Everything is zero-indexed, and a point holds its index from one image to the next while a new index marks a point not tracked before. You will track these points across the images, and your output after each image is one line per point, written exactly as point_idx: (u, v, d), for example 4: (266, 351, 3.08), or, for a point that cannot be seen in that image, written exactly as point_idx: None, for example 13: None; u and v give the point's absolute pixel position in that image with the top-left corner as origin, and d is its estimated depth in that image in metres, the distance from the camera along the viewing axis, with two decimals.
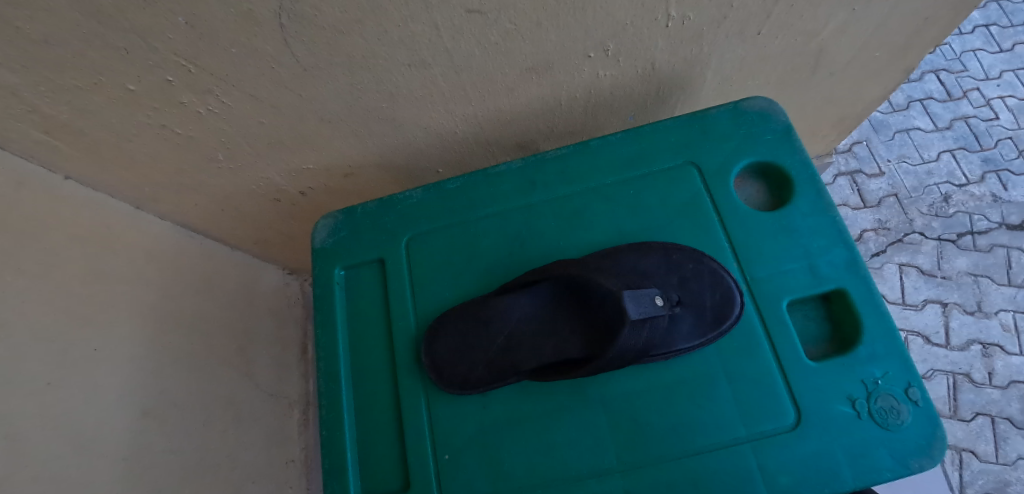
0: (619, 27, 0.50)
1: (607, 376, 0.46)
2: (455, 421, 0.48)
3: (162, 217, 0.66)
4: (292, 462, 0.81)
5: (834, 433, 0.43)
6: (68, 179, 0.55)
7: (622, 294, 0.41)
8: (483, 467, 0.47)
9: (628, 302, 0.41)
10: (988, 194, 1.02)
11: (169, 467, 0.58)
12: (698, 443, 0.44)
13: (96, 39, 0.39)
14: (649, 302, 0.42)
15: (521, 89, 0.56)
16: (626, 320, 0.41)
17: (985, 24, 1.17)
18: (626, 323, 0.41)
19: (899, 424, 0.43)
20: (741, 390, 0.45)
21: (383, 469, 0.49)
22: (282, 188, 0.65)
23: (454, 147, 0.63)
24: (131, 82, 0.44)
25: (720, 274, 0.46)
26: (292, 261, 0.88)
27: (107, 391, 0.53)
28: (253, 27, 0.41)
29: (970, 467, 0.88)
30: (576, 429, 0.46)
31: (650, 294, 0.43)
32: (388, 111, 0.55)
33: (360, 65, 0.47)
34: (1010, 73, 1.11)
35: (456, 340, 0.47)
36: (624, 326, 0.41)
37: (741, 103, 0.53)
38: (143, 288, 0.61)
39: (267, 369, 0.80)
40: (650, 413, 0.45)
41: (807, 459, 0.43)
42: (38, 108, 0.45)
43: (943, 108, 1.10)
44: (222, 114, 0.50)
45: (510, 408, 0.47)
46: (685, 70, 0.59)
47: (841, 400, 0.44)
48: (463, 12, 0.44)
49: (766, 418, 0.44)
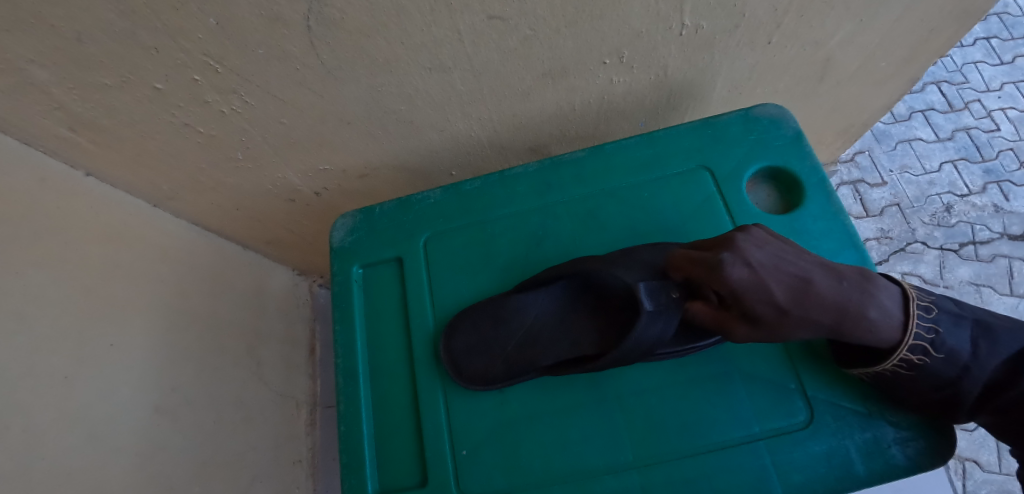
0: (634, 35, 0.51)
1: (622, 374, 0.47)
2: (470, 416, 0.49)
3: (178, 216, 0.66)
4: (299, 463, 0.80)
5: (847, 429, 0.44)
6: (89, 176, 0.56)
7: (639, 285, 0.42)
8: (500, 463, 0.47)
9: (643, 295, 0.42)
10: (990, 204, 1.03)
11: (179, 464, 0.58)
12: (712, 439, 0.45)
13: (127, 38, 0.41)
14: (665, 295, 0.43)
15: (537, 94, 0.57)
16: (643, 312, 0.42)
17: (987, 36, 1.19)
18: (644, 313, 0.42)
19: (911, 420, 0.44)
20: (754, 387, 0.46)
21: (401, 465, 0.50)
22: (297, 188, 0.66)
23: (467, 150, 0.64)
24: (159, 81, 0.45)
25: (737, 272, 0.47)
26: (302, 263, 0.89)
27: (122, 386, 0.54)
28: (281, 28, 0.42)
29: (973, 476, 0.89)
30: (592, 426, 0.46)
31: (667, 286, 0.43)
32: (406, 114, 0.56)
33: (382, 68, 0.48)
34: (1010, 85, 1.13)
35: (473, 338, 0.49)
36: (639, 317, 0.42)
37: (751, 110, 0.54)
38: (158, 285, 0.61)
39: (276, 369, 0.80)
40: (665, 410, 0.46)
41: (821, 455, 0.44)
42: (66, 105, 0.46)
43: (944, 119, 1.11)
44: (244, 114, 0.51)
45: (526, 405, 0.48)
46: (697, 77, 0.60)
47: (854, 397, 0.45)
48: (485, 18, 0.45)
49: (779, 415, 0.45)
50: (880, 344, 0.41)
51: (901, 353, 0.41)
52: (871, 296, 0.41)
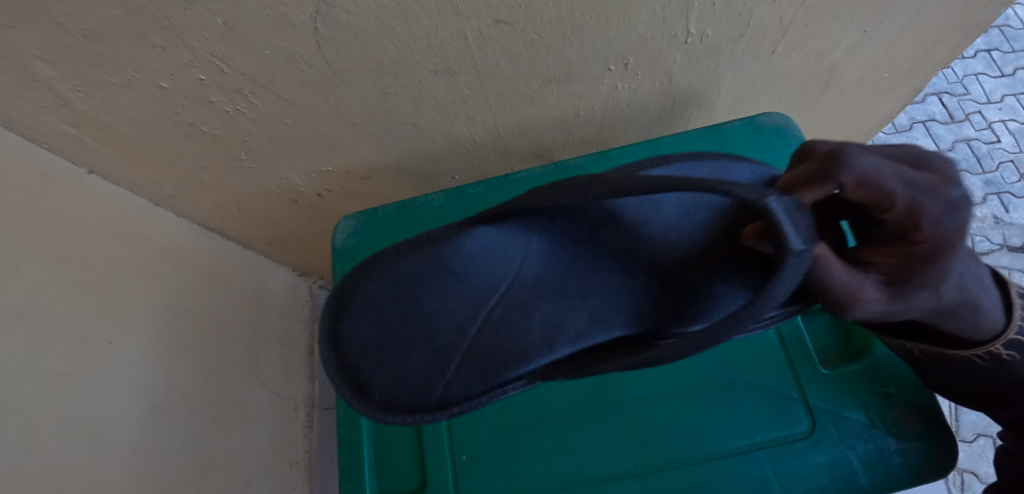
0: (640, 42, 0.51)
1: (626, 384, 0.52)
2: (473, 423, 0.53)
3: (180, 215, 0.66)
4: (296, 465, 0.80)
5: (846, 440, 0.47)
6: (91, 173, 0.56)
7: (774, 207, 0.30)
8: (499, 469, 0.51)
9: (782, 221, 0.30)
10: (990, 216, 1.04)
11: (176, 464, 0.58)
12: (708, 448, 0.49)
13: (134, 37, 0.40)
14: (804, 225, 0.31)
15: (542, 99, 0.57)
16: (790, 251, 0.30)
17: (988, 48, 1.20)
18: (794, 253, 0.30)
19: (914, 432, 0.46)
20: (755, 398, 0.50)
21: (405, 465, 0.55)
22: (300, 189, 0.66)
23: (471, 154, 0.65)
24: (165, 80, 0.45)
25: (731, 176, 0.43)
26: (302, 263, 0.89)
27: (120, 386, 0.53)
28: (288, 29, 0.42)
29: (971, 487, 0.90)
30: (597, 433, 0.51)
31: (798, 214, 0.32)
32: (410, 117, 0.56)
33: (388, 70, 0.48)
34: (1011, 97, 1.14)
35: (382, 333, 0.41)
36: (784, 260, 0.30)
37: (757, 118, 0.56)
38: (158, 284, 0.61)
39: (274, 370, 0.80)
40: (666, 419, 0.50)
41: (822, 465, 0.47)
42: (71, 103, 0.46)
43: (945, 130, 1.12)
44: (249, 114, 0.51)
45: (531, 413, 0.52)
46: (702, 85, 0.60)
47: (854, 409, 0.48)
48: (492, 22, 0.45)
49: (780, 425, 0.49)
50: (980, 332, 0.41)
51: (994, 345, 0.42)
52: (970, 266, 0.40)
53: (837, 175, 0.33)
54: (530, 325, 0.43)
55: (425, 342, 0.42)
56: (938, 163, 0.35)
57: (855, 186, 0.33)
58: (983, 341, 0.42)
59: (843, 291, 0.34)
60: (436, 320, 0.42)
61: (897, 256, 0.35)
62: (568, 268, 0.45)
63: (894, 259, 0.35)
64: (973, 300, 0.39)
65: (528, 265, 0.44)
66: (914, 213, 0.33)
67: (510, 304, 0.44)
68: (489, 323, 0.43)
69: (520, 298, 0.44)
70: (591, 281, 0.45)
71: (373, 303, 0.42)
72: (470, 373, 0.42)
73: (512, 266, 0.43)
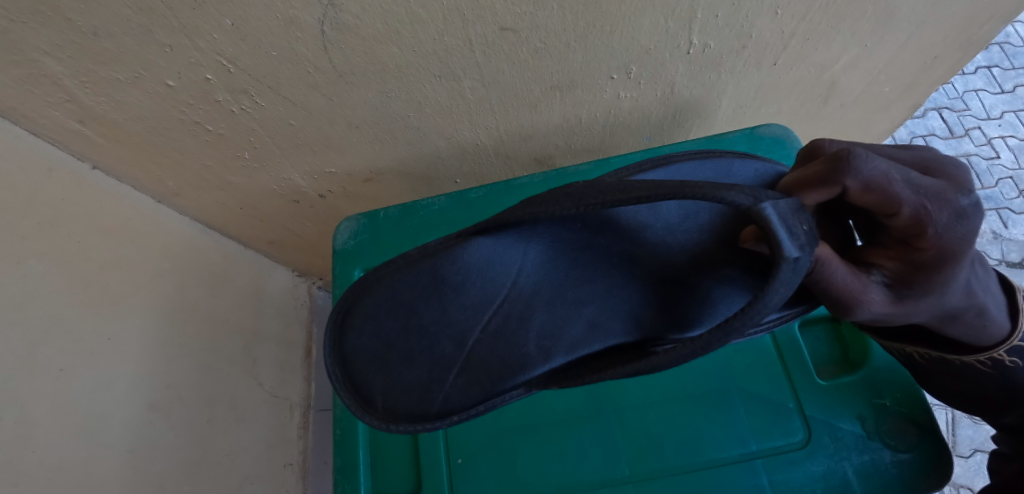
0: (643, 51, 0.52)
1: (621, 390, 0.52)
2: (468, 428, 0.54)
3: (182, 213, 0.66)
4: (290, 466, 0.79)
5: (842, 451, 0.48)
6: (95, 169, 0.56)
7: (762, 209, 0.32)
8: (494, 472, 0.52)
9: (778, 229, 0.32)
10: (989, 231, 1.05)
11: (170, 462, 0.58)
12: (703, 457, 0.49)
13: (142, 35, 0.41)
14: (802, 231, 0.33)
15: (544, 106, 0.58)
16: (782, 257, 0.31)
17: (988, 65, 1.21)
18: (786, 260, 0.31)
19: (908, 445, 0.47)
20: (751, 407, 0.50)
21: (399, 468, 0.55)
22: (302, 190, 0.66)
23: (473, 159, 0.65)
24: (172, 78, 0.46)
25: (735, 175, 0.43)
26: (302, 264, 0.89)
27: (116, 382, 0.53)
28: (296, 32, 0.42)
29: None
30: (591, 440, 0.51)
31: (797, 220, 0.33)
32: (414, 121, 0.56)
33: (392, 74, 0.49)
34: (1010, 114, 1.14)
35: (381, 347, 0.43)
36: (779, 266, 0.31)
37: (757, 130, 0.59)
38: (158, 282, 0.61)
39: (271, 370, 0.80)
40: (662, 427, 0.50)
41: (816, 475, 0.47)
42: (77, 99, 0.46)
43: (945, 145, 1.12)
44: (254, 114, 0.52)
45: (526, 418, 0.53)
46: (704, 95, 0.61)
47: (851, 419, 0.49)
48: (497, 29, 0.46)
49: (777, 434, 0.49)
50: (981, 339, 0.42)
51: (996, 352, 0.43)
52: (978, 270, 0.40)
53: (842, 179, 0.34)
54: (528, 335, 0.43)
55: (423, 354, 0.42)
56: (950, 172, 0.35)
57: (860, 190, 0.33)
58: (989, 347, 0.43)
59: (842, 294, 0.35)
60: (436, 332, 0.43)
61: (900, 260, 0.36)
62: (567, 275, 0.45)
63: (897, 263, 0.36)
64: (980, 306, 0.39)
65: (526, 274, 0.44)
66: (919, 220, 0.34)
67: (509, 313, 0.44)
68: (487, 334, 0.43)
69: (518, 307, 0.44)
70: (588, 288, 0.44)
71: (374, 316, 0.43)
72: (468, 383, 0.42)
73: (510, 275, 0.44)
